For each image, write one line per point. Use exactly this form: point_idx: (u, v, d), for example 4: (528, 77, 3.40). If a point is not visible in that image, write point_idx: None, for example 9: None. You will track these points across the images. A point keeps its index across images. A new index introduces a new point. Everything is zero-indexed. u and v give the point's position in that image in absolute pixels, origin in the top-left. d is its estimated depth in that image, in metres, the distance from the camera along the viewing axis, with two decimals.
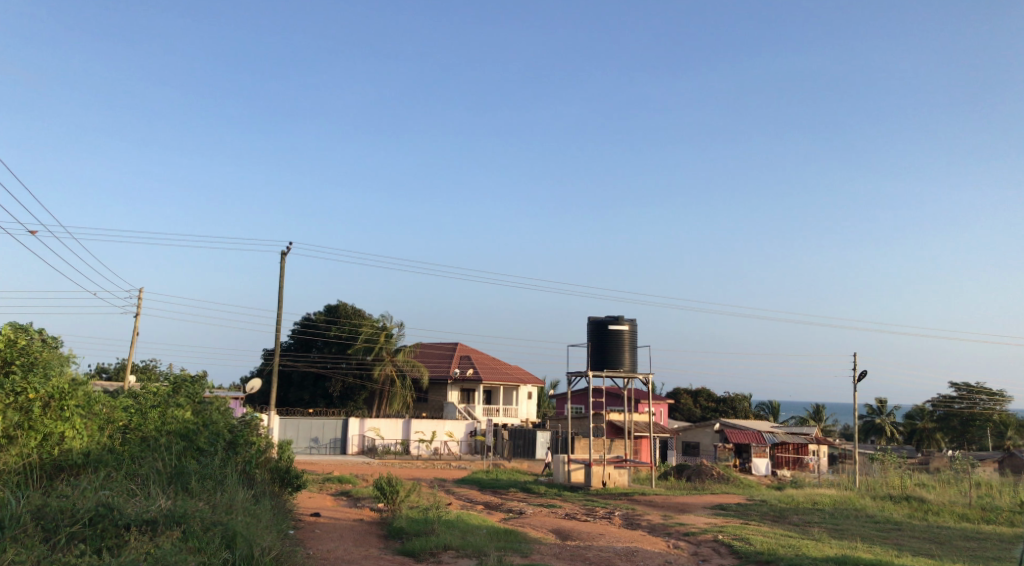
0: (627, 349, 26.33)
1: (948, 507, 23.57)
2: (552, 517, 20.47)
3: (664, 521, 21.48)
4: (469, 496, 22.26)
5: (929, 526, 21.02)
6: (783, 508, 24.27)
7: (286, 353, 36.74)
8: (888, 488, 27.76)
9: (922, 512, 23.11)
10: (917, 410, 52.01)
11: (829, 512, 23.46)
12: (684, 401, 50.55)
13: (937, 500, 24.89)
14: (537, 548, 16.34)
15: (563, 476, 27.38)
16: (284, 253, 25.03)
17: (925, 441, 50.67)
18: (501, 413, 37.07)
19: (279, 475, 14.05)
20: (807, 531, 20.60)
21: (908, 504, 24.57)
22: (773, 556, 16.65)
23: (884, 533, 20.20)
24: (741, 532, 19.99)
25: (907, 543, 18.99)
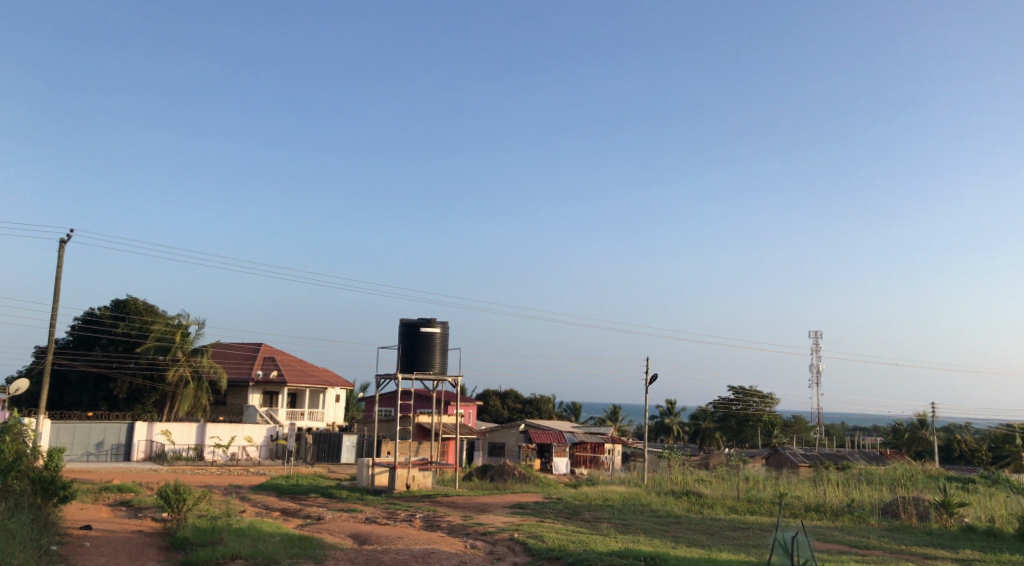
0: (437, 352, 26.55)
1: (721, 500, 25.88)
2: (351, 522, 20.23)
3: (463, 522, 21.89)
4: (264, 503, 21.45)
5: (703, 519, 22.96)
6: (576, 505, 25.58)
7: (63, 351, 33.59)
8: (671, 483, 30.03)
9: (698, 505, 25.19)
10: (700, 411, 56.13)
11: (617, 508, 24.97)
12: (492, 402, 51.77)
13: (711, 494, 27.24)
14: (333, 553, 16.13)
15: (366, 479, 27.11)
16: (62, 241, 22.84)
17: (705, 439, 55.07)
18: (306, 416, 36.16)
19: (42, 486, 12.81)
20: (596, 526, 21.82)
21: (687, 499, 26.72)
22: (563, 552, 17.42)
23: (664, 526, 21.83)
24: (535, 530, 20.80)
25: (683, 534, 20.65)
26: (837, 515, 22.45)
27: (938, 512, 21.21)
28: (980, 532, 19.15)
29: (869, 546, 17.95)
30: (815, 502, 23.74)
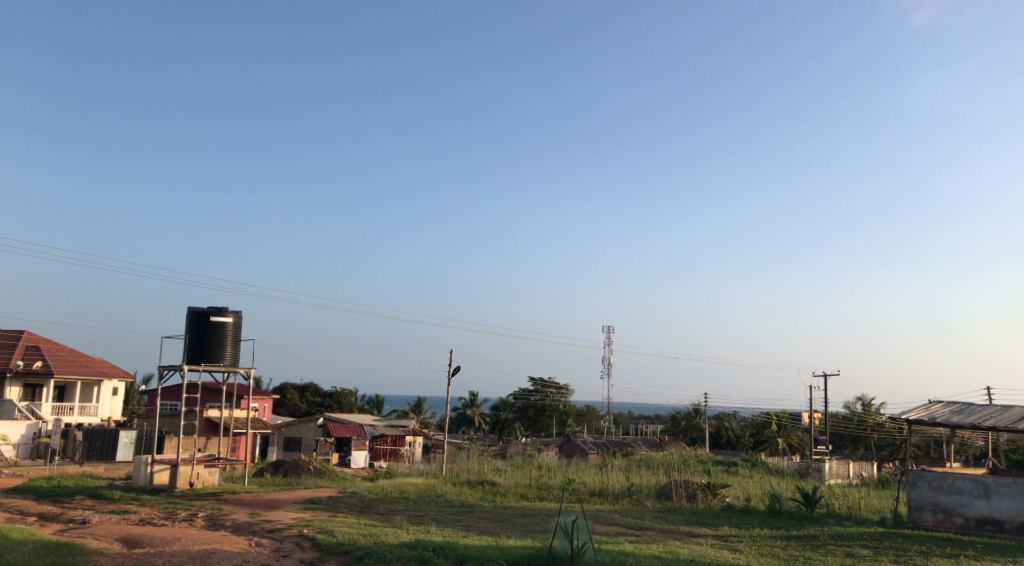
0: (229, 343, 25.23)
1: (513, 488, 26.72)
2: (121, 524, 18.73)
3: (250, 519, 20.96)
4: (18, 508, 19.33)
5: (494, 507, 23.56)
6: (371, 498, 25.36)
7: None
8: (467, 473, 30.56)
9: (491, 494, 25.83)
10: (501, 402, 57.39)
11: (412, 499, 25.02)
12: (290, 395, 49.96)
13: (505, 482, 28.05)
14: (95, 560, 14.84)
15: (143, 478, 25.20)
16: None
17: (505, 429, 56.33)
18: (76, 412, 33.07)
19: None
20: (389, 519, 21.72)
21: (481, 488, 27.33)
22: (352, 545, 17.16)
23: (456, 516, 22.14)
24: (326, 525, 20.33)
25: (474, 523, 21.07)
26: (618, 498, 23.90)
27: (704, 493, 23.20)
28: (737, 510, 21.16)
29: (643, 526, 19.23)
30: (600, 487, 25.11)
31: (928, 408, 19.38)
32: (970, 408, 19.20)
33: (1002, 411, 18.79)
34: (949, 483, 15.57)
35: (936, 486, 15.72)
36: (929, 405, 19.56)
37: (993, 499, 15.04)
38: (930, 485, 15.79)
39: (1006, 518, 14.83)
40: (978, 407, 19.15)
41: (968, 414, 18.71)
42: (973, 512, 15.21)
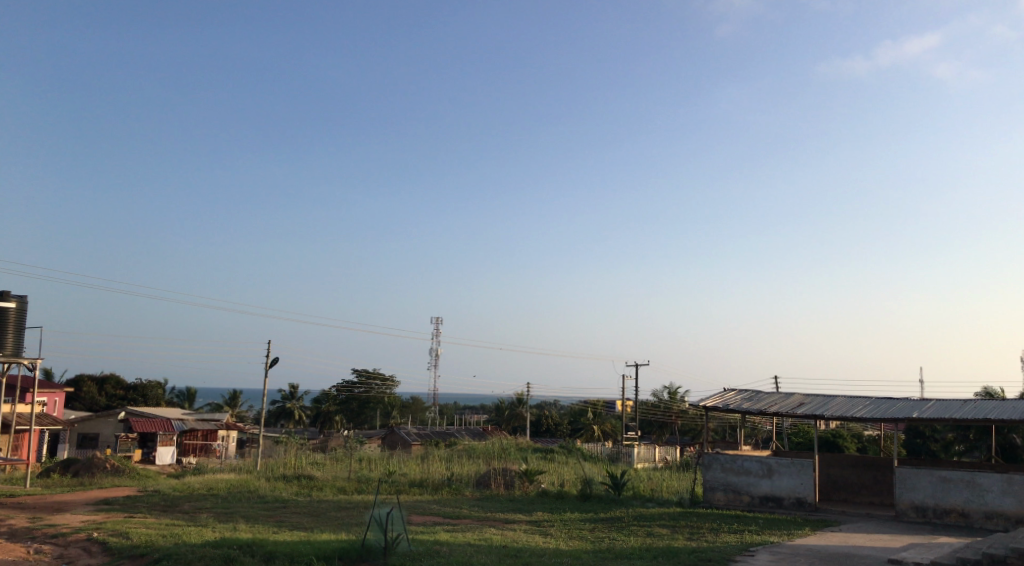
0: (11, 331, 22.71)
1: (331, 482, 26.05)
2: None
3: (29, 525, 18.93)
4: None
5: (309, 501, 22.83)
6: (174, 496, 23.77)
7: None
8: (283, 468, 29.42)
9: (308, 489, 25.01)
10: (323, 394, 55.87)
11: (221, 496, 23.72)
12: (87, 388, 45.76)
13: (322, 476, 27.27)
14: None
15: None
16: None
17: (326, 422, 54.87)
18: None
19: None
20: (194, 518, 20.42)
21: (297, 482, 26.40)
22: (149, 548, 15.94)
23: (268, 512, 21.21)
24: (120, 527, 18.77)
25: (287, 518, 20.29)
26: (437, 488, 23.91)
27: (521, 480, 23.71)
28: (551, 496, 21.81)
29: (460, 515, 19.34)
30: (419, 478, 25.01)
31: (724, 395, 20.86)
32: (760, 395, 20.89)
33: (785, 398, 20.60)
34: (739, 465, 16.88)
35: (728, 467, 16.98)
36: (724, 393, 21.06)
37: (774, 478, 16.42)
38: (723, 467, 17.03)
39: (785, 495, 16.24)
40: (765, 394, 20.87)
41: (756, 401, 20.38)
42: (758, 490, 16.54)
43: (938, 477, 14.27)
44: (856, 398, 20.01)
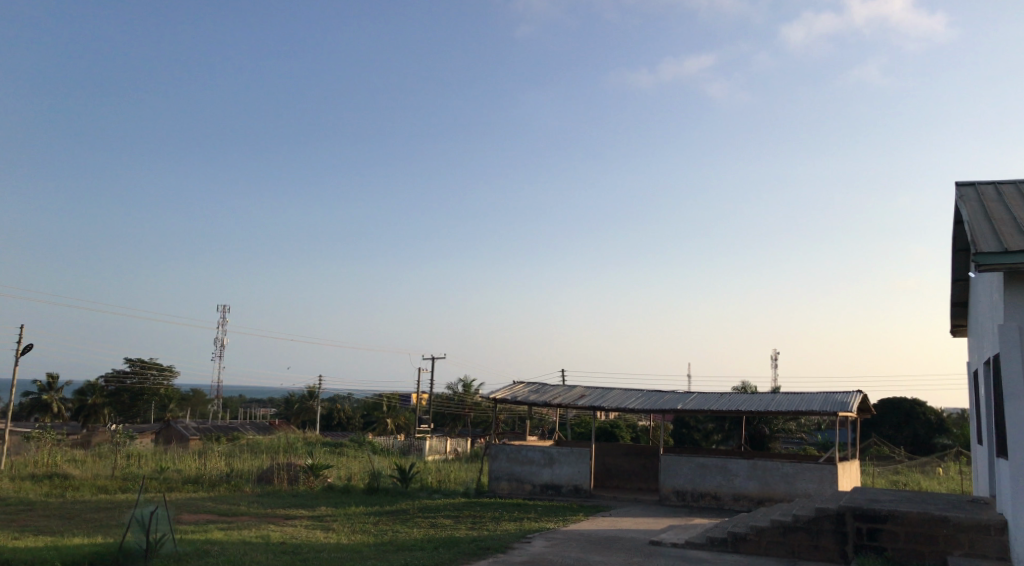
0: None
1: (90, 480, 23.70)
2: None
3: None
4: None
5: (63, 503, 20.61)
6: None
7: None
8: (32, 466, 26.34)
9: (61, 489, 22.57)
10: (88, 385, 50.39)
11: None
12: None
13: (79, 474, 24.71)
14: None
15: None
16: None
17: (90, 415, 49.80)
18: None
19: None
20: None
21: (48, 482, 23.76)
22: None
23: (9, 517, 18.87)
24: None
25: (33, 522, 18.18)
26: (213, 485, 22.54)
27: (306, 475, 22.93)
28: (337, 490, 21.28)
29: (237, 512, 18.34)
30: (194, 475, 23.42)
31: (512, 387, 21.44)
32: (545, 388, 21.72)
33: (568, 390, 21.56)
34: (522, 455, 17.42)
35: (513, 457, 17.49)
36: (513, 385, 21.64)
37: (555, 467, 17.10)
38: (508, 457, 17.52)
39: (564, 483, 16.96)
40: (550, 387, 21.71)
41: (542, 393, 21.14)
42: (539, 479, 17.16)
43: (696, 463, 15.59)
44: (631, 391, 21.37)
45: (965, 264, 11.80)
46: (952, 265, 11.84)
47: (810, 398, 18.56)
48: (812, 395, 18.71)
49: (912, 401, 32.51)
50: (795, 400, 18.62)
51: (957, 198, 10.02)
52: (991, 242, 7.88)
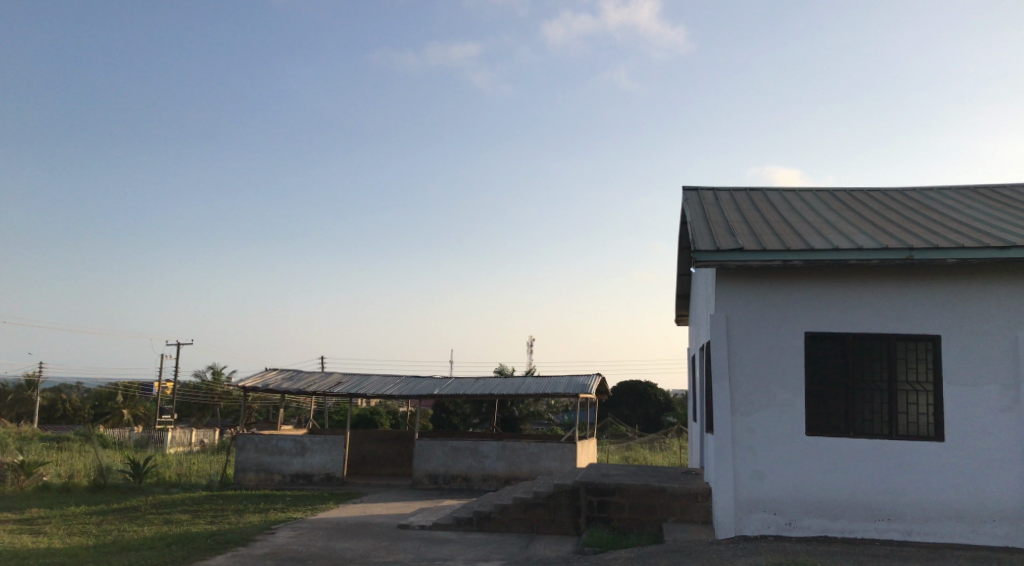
0: None
1: None
2: None
3: None
4: None
5: None
6: None
7: None
8: None
9: None
10: None
11: None
12: None
13: None
14: None
15: None
16: None
17: None
18: None
19: None
20: None
21: None
22: None
23: None
24: None
25: None
26: None
27: (16, 474, 20.31)
28: (53, 489, 19.10)
29: None
30: None
31: (264, 374, 20.53)
32: (300, 375, 21.06)
33: (323, 377, 21.07)
34: (272, 444, 16.76)
35: (262, 447, 16.78)
36: (264, 372, 20.73)
37: (306, 456, 16.65)
38: (256, 447, 16.78)
39: (315, 472, 16.57)
40: (305, 374, 21.11)
41: (295, 380, 20.46)
42: (290, 468, 16.62)
43: (449, 446, 15.95)
44: (388, 376, 21.36)
45: (688, 260, 13.11)
46: (679, 260, 13.10)
47: (557, 380, 19.73)
48: (558, 378, 19.90)
49: (646, 383, 35.76)
50: (543, 383, 19.72)
51: (682, 200, 11.09)
52: (707, 241, 8.81)
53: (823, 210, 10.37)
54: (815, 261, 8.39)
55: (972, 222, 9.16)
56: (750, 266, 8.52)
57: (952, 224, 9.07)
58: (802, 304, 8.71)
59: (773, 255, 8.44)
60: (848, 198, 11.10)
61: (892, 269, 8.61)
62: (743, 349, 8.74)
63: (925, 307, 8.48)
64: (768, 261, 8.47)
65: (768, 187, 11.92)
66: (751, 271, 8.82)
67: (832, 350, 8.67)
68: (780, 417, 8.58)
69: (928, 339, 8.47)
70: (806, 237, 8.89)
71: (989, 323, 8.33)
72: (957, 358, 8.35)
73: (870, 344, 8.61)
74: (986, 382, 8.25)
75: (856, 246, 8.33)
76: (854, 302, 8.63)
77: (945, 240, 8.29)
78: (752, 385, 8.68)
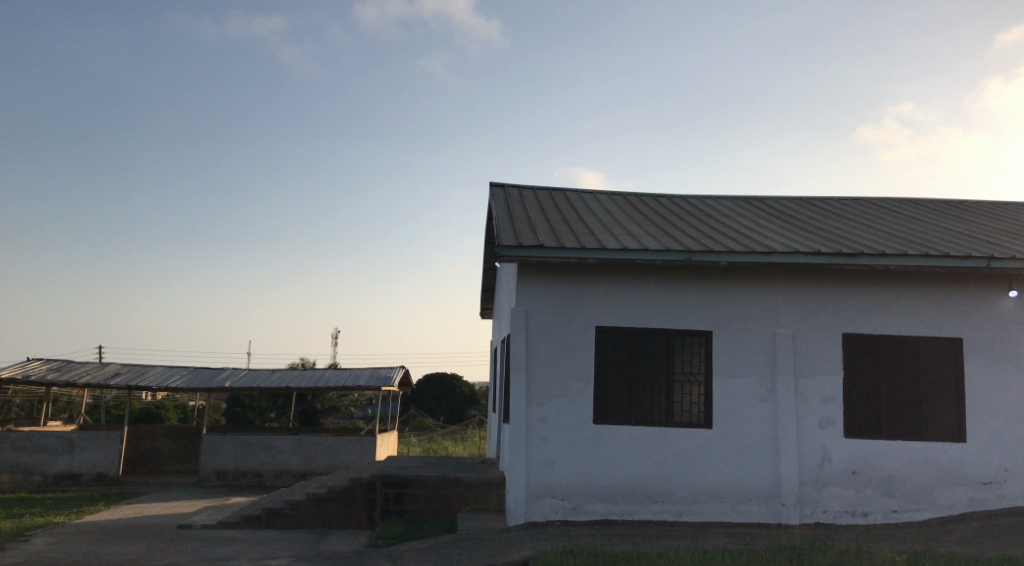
0: None
1: None
2: None
3: None
4: None
5: None
6: None
7: None
8: None
9: None
10: None
11: None
12: None
13: None
14: None
15: None
16: None
17: None
18: None
19: None
20: None
21: None
22: None
23: None
24: None
25: None
26: None
27: None
28: None
29: None
30: None
31: (26, 365, 18.47)
32: (70, 366, 19.18)
33: (98, 368, 19.33)
34: (33, 442, 15.13)
35: (20, 445, 15.09)
36: (26, 362, 18.67)
37: (74, 454, 15.19)
38: (13, 446, 15.06)
39: (84, 471, 15.16)
40: (76, 364, 19.27)
41: (64, 371, 18.62)
42: (53, 468, 15.08)
43: (239, 442, 15.20)
44: (175, 368, 19.98)
45: (493, 256, 13.38)
46: (485, 255, 13.32)
47: (359, 372, 19.43)
48: (360, 370, 19.61)
49: (451, 376, 36.12)
50: (344, 375, 19.35)
51: (489, 196, 11.29)
52: (510, 236, 9.01)
53: (619, 212, 10.95)
54: (607, 260, 8.82)
55: (743, 229, 10.05)
56: (548, 261, 8.81)
57: (729, 230, 9.90)
58: (594, 300, 9.15)
59: (570, 252, 8.78)
60: (640, 203, 11.81)
61: (675, 270, 9.25)
62: (539, 341, 9.03)
63: (702, 306, 9.20)
64: (566, 259, 8.80)
65: (568, 188, 12.43)
66: (549, 268, 9.14)
67: (621, 343, 9.19)
68: (571, 407, 8.96)
69: (703, 334, 9.20)
70: (601, 237, 9.35)
71: (754, 320, 9.18)
72: (726, 352, 9.12)
73: (653, 338, 9.20)
74: (749, 373, 9.10)
75: (643, 247, 8.86)
76: (641, 299, 9.19)
77: (720, 245, 9.02)
78: (546, 376, 9.00)
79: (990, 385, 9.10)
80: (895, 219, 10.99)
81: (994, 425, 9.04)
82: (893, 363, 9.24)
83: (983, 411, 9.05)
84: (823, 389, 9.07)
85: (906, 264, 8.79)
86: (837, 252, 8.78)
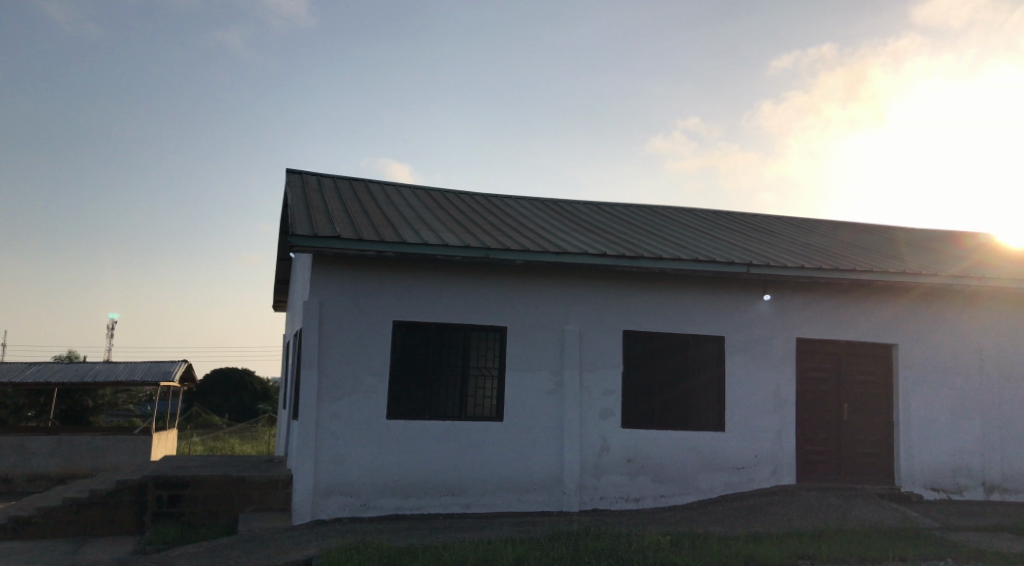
0: None
1: None
2: None
3: None
4: None
5: None
6: None
7: None
8: None
9: None
10: None
11: None
12: None
13: None
14: None
15: None
16: None
17: None
18: None
19: None
20: None
21: None
22: None
23: None
24: None
25: None
26: None
27: None
28: None
29: None
30: None
31: None
32: None
33: None
34: None
35: None
36: None
37: None
38: None
39: None
40: None
41: None
42: None
43: None
44: None
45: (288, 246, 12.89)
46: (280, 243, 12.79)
47: (133, 366, 17.96)
48: (136, 364, 18.14)
49: (242, 371, 34.42)
50: (116, 369, 17.80)
51: (286, 182, 10.86)
52: (305, 225, 8.71)
53: (420, 206, 10.94)
54: (405, 254, 8.78)
55: (538, 229, 10.41)
56: (345, 253, 8.61)
57: (525, 229, 10.21)
58: (392, 294, 9.07)
59: (369, 244, 8.63)
60: (442, 198, 11.88)
61: (473, 266, 9.39)
62: (333, 335, 8.81)
63: (497, 301, 9.41)
64: (364, 252, 8.65)
65: (371, 179, 12.25)
66: (346, 259, 8.94)
67: (416, 338, 9.19)
68: (364, 401, 8.83)
69: (496, 330, 9.42)
70: (400, 231, 9.29)
71: (545, 317, 9.53)
72: (518, 347, 9.41)
73: (448, 333, 9.28)
74: (538, 367, 9.44)
75: (441, 243, 8.91)
76: (437, 294, 9.23)
77: (515, 244, 9.28)
78: (339, 370, 8.79)
79: (747, 379, 10.08)
80: (674, 227, 11.88)
81: (749, 416, 10.02)
82: (666, 360, 9.98)
83: (740, 403, 10.01)
84: (605, 383, 9.61)
85: (681, 268, 9.51)
86: (620, 255, 9.33)
